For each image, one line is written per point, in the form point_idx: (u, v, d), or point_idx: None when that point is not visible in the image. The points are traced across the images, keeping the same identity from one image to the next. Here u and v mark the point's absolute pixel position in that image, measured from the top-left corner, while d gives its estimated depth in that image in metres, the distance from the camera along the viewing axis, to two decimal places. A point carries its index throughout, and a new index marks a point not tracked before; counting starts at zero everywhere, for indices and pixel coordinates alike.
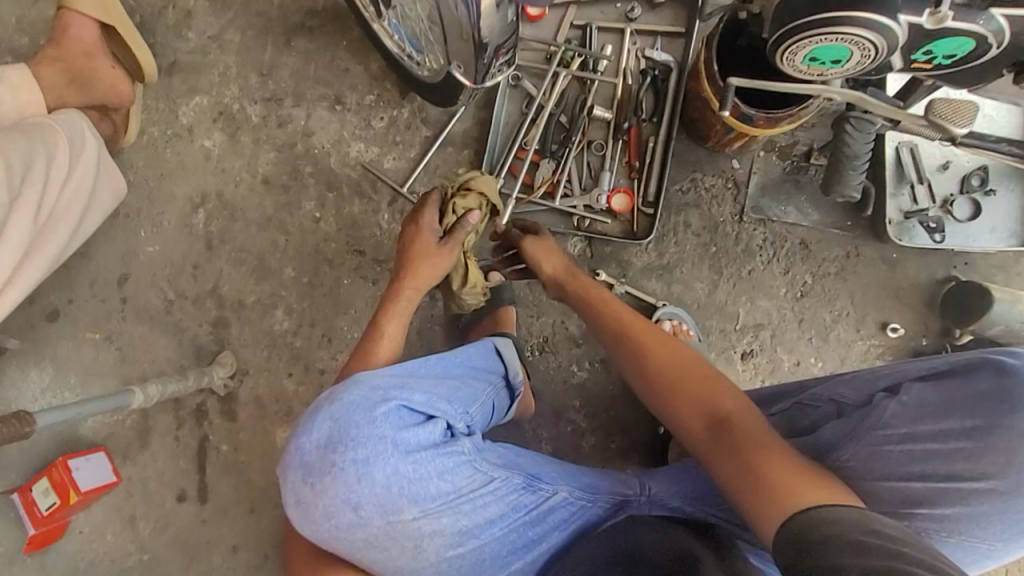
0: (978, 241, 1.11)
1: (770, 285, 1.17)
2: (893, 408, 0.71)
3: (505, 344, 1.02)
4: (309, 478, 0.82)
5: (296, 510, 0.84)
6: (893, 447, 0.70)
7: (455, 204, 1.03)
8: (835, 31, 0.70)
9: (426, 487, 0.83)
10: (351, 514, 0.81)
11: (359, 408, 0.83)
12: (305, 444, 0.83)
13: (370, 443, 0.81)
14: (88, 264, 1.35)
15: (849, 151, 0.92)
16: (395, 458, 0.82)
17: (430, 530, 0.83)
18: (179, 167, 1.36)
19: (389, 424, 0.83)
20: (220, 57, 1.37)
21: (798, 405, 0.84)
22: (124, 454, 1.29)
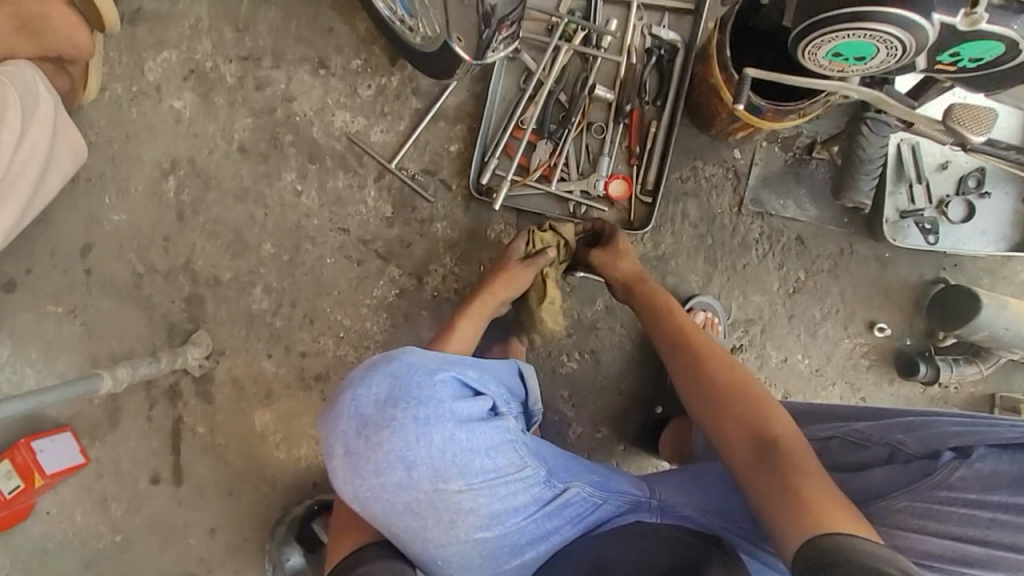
0: (969, 244, 1.11)
1: (764, 280, 1.16)
2: (961, 471, 0.71)
3: (529, 370, 0.98)
4: (365, 431, 0.80)
5: (343, 462, 0.80)
6: (955, 509, 0.70)
7: (536, 237, 1.08)
8: (864, 27, 0.65)
9: (469, 464, 0.81)
10: (404, 475, 0.79)
11: (420, 373, 0.82)
12: (362, 397, 0.81)
13: (432, 405, 0.80)
14: (49, 231, 1.26)
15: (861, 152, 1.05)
16: (451, 425, 0.81)
17: (469, 508, 0.82)
18: (146, 129, 1.26)
19: (448, 396, 0.81)
20: (190, 7, 1.25)
21: (845, 440, 0.82)
22: (94, 433, 1.24)
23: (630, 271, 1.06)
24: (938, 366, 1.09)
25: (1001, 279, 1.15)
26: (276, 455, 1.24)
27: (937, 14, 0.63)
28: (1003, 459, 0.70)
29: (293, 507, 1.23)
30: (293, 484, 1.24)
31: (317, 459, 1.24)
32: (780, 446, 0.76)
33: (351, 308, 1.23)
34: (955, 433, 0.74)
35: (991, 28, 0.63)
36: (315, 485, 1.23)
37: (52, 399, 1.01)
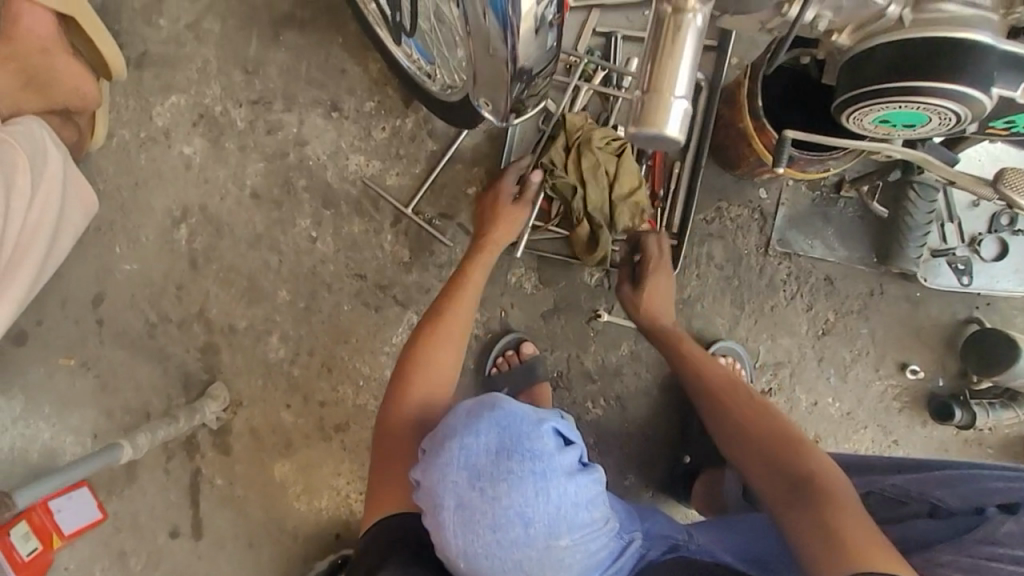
0: (1003, 283, 1.09)
1: (792, 322, 1.14)
2: (1008, 526, 0.68)
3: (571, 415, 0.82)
4: (479, 484, 0.69)
5: (453, 517, 0.69)
6: (1003, 565, 0.66)
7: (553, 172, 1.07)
8: (916, 100, 0.62)
9: (577, 522, 0.71)
10: (519, 533, 0.68)
11: (530, 421, 0.72)
12: (472, 447, 0.70)
13: (546, 459, 0.70)
14: (59, 282, 1.23)
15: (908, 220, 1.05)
16: (562, 480, 0.70)
17: (569, 566, 0.71)
18: (156, 176, 1.23)
19: (562, 448, 0.72)
20: (197, 50, 1.22)
21: (884, 496, 0.80)
22: (110, 487, 1.21)
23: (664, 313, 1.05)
24: (974, 411, 1.06)
25: None
26: (296, 506, 1.21)
27: (995, 88, 0.60)
28: None
29: (315, 558, 1.21)
30: (315, 535, 1.22)
31: (339, 509, 1.22)
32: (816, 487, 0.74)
33: (370, 356, 1.21)
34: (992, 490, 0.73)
35: None
36: (337, 536, 1.21)
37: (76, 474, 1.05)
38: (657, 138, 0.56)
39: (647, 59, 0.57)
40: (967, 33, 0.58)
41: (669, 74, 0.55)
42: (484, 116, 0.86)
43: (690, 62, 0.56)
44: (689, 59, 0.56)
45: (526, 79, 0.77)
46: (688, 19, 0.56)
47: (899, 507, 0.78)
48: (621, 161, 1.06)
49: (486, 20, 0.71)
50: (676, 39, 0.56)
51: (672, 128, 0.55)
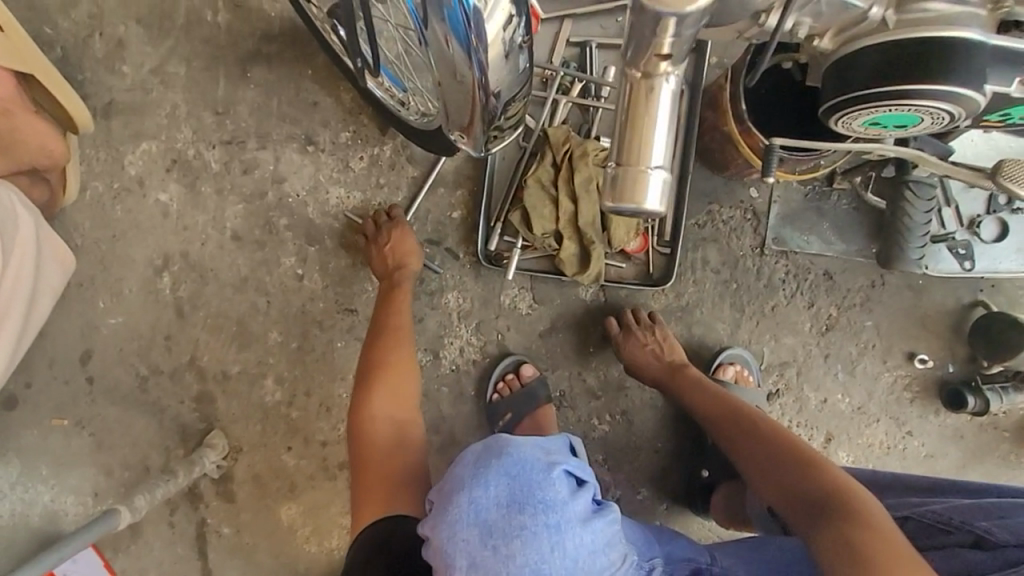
0: (1005, 263, 1.07)
1: (794, 320, 1.12)
2: None
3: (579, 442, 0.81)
4: (491, 542, 0.63)
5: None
6: None
7: (541, 178, 1.05)
8: (905, 103, 0.61)
9: (598, 570, 0.66)
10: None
11: (540, 467, 0.66)
12: (482, 501, 0.65)
13: (560, 508, 0.64)
14: (45, 343, 1.20)
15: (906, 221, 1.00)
16: (578, 529, 0.64)
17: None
18: (133, 226, 1.20)
19: (576, 494, 0.66)
20: (165, 94, 1.19)
21: (921, 521, 0.74)
22: (116, 546, 1.19)
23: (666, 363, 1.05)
24: (987, 397, 1.03)
25: None
26: (307, 549, 1.19)
27: (989, 85, 0.58)
28: None
29: None
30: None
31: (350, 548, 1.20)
32: (837, 508, 0.71)
33: None
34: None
35: None
36: None
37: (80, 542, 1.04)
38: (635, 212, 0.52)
39: (618, 130, 0.53)
40: (956, 31, 0.56)
41: (645, 141, 0.52)
42: (460, 147, 0.84)
43: (666, 126, 0.53)
44: (663, 123, 0.52)
45: (497, 104, 0.75)
46: (661, 81, 0.51)
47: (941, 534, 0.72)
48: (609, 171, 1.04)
49: (453, 51, 0.68)
50: (650, 101, 0.52)
51: (652, 202, 0.51)
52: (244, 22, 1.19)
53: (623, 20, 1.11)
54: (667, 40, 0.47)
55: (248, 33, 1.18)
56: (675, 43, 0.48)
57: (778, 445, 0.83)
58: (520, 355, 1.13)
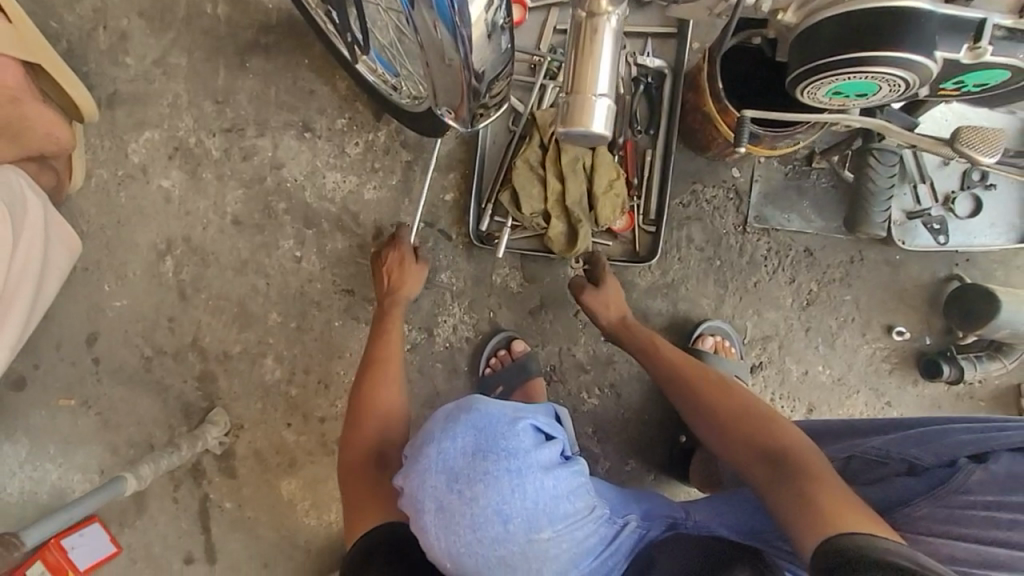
0: (980, 237, 1.10)
1: (776, 295, 1.15)
2: (978, 474, 0.65)
3: (565, 411, 0.91)
4: (456, 487, 0.71)
5: (434, 519, 0.71)
6: (978, 512, 0.64)
7: (529, 158, 1.09)
8: (864, 70, 0.64)
9: (557, 514, 0.72)
10: (497, 531, 0.69)
11: (505, 421, 0.74)
12: (448, 450, 0.73)
13: (521, 456, 0.71)
14: (52, 325, 1.25)
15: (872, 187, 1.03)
16: (538, 475, 0.71)
17: (554, 557, 0.72)
18: (137, 212, 1.24)
19: (538, 444, 0.73)
20: (167, 84, 1.24)
21: (861, 458, 0.75)
22: (123, 520, 1.24)
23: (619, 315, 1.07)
24: (961, 365, 1.08)
25: (1015, 268, 1.14)
26: (306, 521, 1.23)
27: (938, 51, 0.61)
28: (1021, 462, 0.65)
29: (329, 570, 1.23)
30: (327, 548, 1.23)
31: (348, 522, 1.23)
32: (791, 459, 0.75)
33: None
34: (967, 437, 0.69)
35: (998, 59, 0.62)
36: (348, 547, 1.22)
37: (84, 507, 1.09)
38: (583, 136, 0.59)
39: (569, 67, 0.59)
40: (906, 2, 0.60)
41: (589, 75, 0.58)
42: (447, 123, 0.88)
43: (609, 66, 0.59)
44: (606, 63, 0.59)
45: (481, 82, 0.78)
46: (603, 22, 0.59)
47: (879, 466, 0.73)
48: (597, 152, 1.08)
49: (438, 32, 0.72)
50: (594, 41, 0.59)
51: (598, 125, 0.58)
52: (242, 14, 1.23)
53: None
54: None
55: (246, 25, 1.23)
56: None
57: (740, 407, 0.86)
58: (510, 333, 1.17)
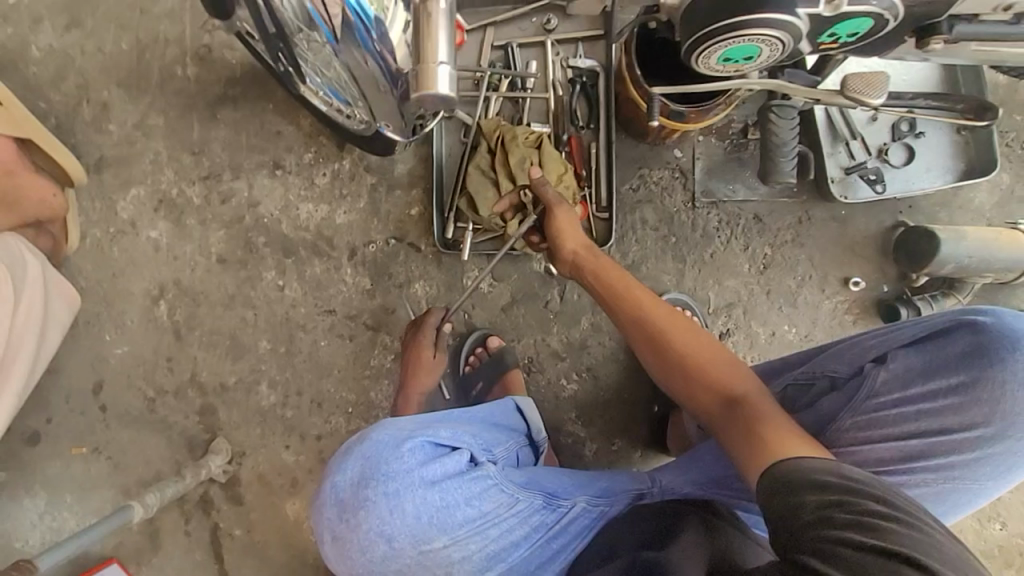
0: (917, 183, 1.15)
1: (733, 264, 1.20)
2: (883, 375, 0.77)
3: (526, 401, 1.01)
4: (345, 515, 0.81)
5: (332, 546, 0.83)
6: (889, 411, 0.76)
7: (480, 164, 1.16)
8: (740, 35, 0.71)
9: (452, 521, 0.82)
10: (384, 548, 0.80)
11: (391, 446, 0.82)
12: (340, 481, 0.82)
13: (399, 477, 0.80)
14: (60, 379, 1.32)
15: (777, 139, 1.05)
16: (422, 490, 0.81)
17: (461, 556, 0.82)
18: (130, 263, 1.33)
19: (422, 463, 0.81)
20: (147, 144, 1.34)
21: (794, 385, 0.86)
22: (139, 559, 1.29)
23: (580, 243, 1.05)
24: (918, 306, 1.12)
25: (958, 209, 1.18)
26: (313, 539, 1.27)
27: (800, 8, 0.68)
28: (913, 355, 0.77)
29: None
30: None
31: None
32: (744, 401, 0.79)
33: (354, 384, 1.28)
34: (870, 346, 0.81)
35: (856, 8, 0.68)
36: None
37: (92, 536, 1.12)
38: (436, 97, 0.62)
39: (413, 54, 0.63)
40: None
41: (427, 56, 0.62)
42: (389, 135, 1.06)
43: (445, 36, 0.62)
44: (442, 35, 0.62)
45: None
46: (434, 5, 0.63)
47: (809, 389, 0.84)
48: (542, 151, 1.14)
49: (365, 56, 0.85)
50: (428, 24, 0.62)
51: (442, 87, 0.62)
52: (210, 72, 1.35)
53: (538, 19, 1.22)
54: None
55: (214, 81, 1.34)
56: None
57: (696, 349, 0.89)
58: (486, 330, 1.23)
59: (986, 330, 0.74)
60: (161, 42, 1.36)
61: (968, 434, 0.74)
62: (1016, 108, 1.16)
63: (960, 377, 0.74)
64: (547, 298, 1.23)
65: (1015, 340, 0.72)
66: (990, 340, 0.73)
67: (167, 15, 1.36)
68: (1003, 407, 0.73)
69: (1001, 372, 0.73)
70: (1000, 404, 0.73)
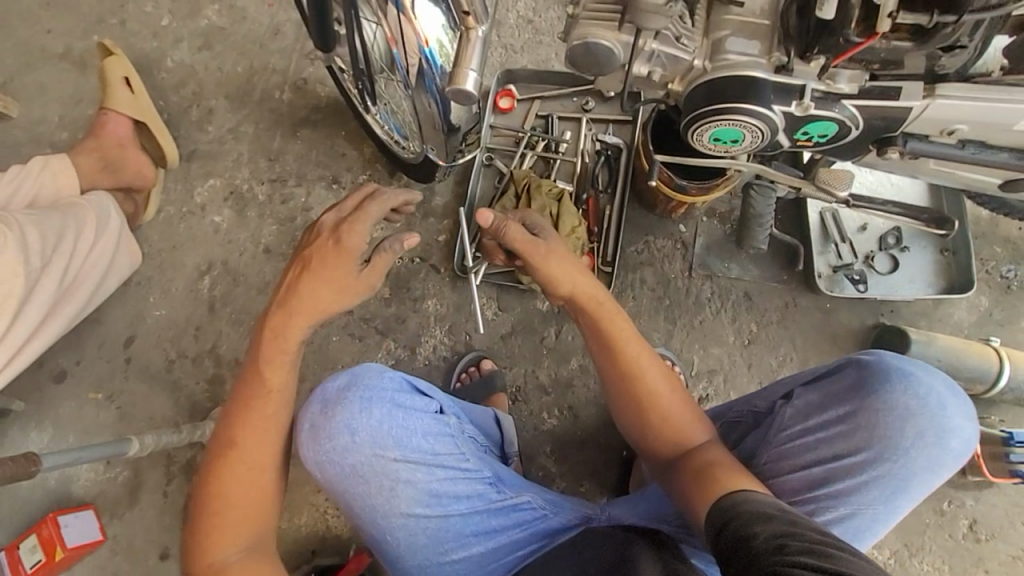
0: (899, 291, 1.24)
1: (720, 333, 1.29)
2: (788, 412, 0.86)
3: (506, 415, 1.12)
4: (324, 410, 0.86)
5: (304, 437, 0.86)
6: (794, 442, 0.84)
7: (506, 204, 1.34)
8: (726, 119, 0.88)
9: (411, 449, 0.87)
10: (347, 442, 0.84)
11: (375, 369, 0.89)
12: (325, 386, 0.88)
13: (377, 392, 0.87)
14: (98, 327, 1.46)
15: (754, 211, 1.19)
16: (393, 411, 0.87)
17: (406, 479, 0.86)
18: (190, 240, 1.52)
19: (398, 388, 0.88)
20: (235, 146, 1.59)
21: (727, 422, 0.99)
22: (114, 511, 1.34)
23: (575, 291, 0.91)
24: None
25: (937, 321, 1.26)
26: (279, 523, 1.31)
27: (775, 106, 0.85)
28: (811, 391, 0.86)
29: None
30: (294, 553, 1.30)
31: (318, 527, 1.31)
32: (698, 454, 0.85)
33: None
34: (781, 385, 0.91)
35: (821, 113, 0.84)
36: (313, 553, 1.29)
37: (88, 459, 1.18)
38: (462, 94, 0.88)
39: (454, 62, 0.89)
40: (748, 72, 0.84)
41: (463, 66, 0.87)
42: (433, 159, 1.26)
43: (479, 56, 0.88)
44: (477, 51, 0.87)
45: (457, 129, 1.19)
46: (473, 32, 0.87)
47: (737, 426, 0.97)
48: (562, 203, 1.30)
49: (422, 97, 1.10)
50: (470, 41, 0.87)
51: (468, 85, 0.88)
52: (301, 99, 1.61)
53: (578, 99, 1.44)
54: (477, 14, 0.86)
55: (302, 106, 1.60)
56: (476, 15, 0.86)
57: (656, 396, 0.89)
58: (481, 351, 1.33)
59: (867, 365, 0.81)
60: (268, 71, 1.65)
61: (861, 461, 0.80)
62: (997, 240, 1.27)
63: (846, 407, 0.82)
64: (544, 335, 1.33)
65: (889, 374, 0.80)
66: (871, 373, 0.81)
67: (279, 52, 1.66)
68: (884, 434, 0.79)
69: (882, 403, 0.80)
70: (880, 430, 0.79)
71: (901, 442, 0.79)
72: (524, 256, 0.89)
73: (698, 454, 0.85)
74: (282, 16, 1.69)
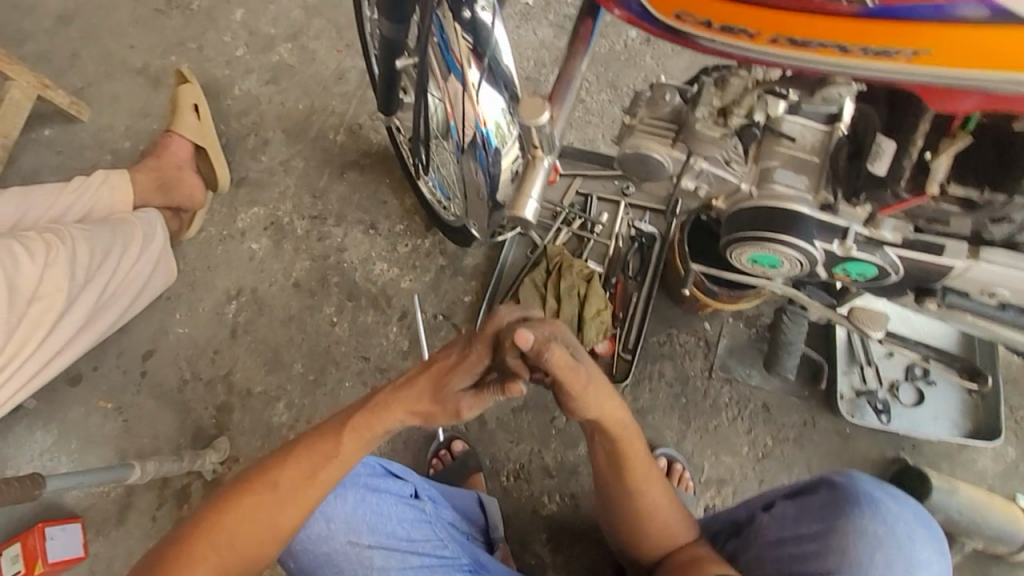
0: (922, 426, 1.21)
1: (733, 442, 1.27)
2: (766, 523, 0.90)
3: (489, 498, 1.15)
4: None
5: None
6: (773, 553, 0.87)
7: (535, 277, 1.36)
8: (767, 245, 0.88)
9: (385, 534, 0.93)
10: (321, 526, 0.91)
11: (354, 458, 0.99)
12: None
13: (351, 478, 0.95)
14: (121, 337, 1.49)
15: (785, 337, 1.19)
16: (366, 494, 0.94)
17: (380, 566, 0.91)
18: (224, 263, 1.56)
19: (373, 474, 0.97)
20: (283, 178, 1.65)
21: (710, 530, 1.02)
22: (100, 527, 1.33)
23: (608, 413, 0.84)
24: None
25: (960, 464, 1.22)
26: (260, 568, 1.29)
27: (817, 241, 0.85)
28: (789, 505, 0.90)
29: None
30: None
31: None
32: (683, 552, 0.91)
33: None
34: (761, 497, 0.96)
35: (864, 255, 0.84)
36: None
37: (88, 481, 1.18)
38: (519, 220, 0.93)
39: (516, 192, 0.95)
40: (792, 205, 0.84)
41: (524, 197, 0.93)
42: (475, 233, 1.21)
43: (541, 188, 0.93)
44: (538, 185, 0.93)
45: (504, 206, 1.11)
46: (539, 160, 0.91)
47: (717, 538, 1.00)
48: (591, 285, 1.32)
49: (480, 186, 1.10)
50: (532, 171, 0.93)
51: (524, 213, 0.92)
52: (353, 143, 1.68)
53: (619, 183, 1.47)
54: (541, 152, 0.90)
55: (353, 150, 1.67)
56: (544, 150, 0.90)
57: (650, 504, 0.90)
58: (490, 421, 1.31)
59: (839, 486, 0.87)
60: (327, 112, 1.72)
61: None
62: None
63: (817, 524, 0.85)
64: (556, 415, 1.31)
65: (861, 497, 0.84)
66: (842, 494, 0.86)
67: (340, 95, 1.74)
68: (854, 555, 0.81)
69: (851, 521, 0.83)
70: (849, 552, 0.81)
71: (869, 567, 0.80)
72: (558, 377, 0.80)
73: (684, 553, 0.91)
74: (349, 63, 1.79)
